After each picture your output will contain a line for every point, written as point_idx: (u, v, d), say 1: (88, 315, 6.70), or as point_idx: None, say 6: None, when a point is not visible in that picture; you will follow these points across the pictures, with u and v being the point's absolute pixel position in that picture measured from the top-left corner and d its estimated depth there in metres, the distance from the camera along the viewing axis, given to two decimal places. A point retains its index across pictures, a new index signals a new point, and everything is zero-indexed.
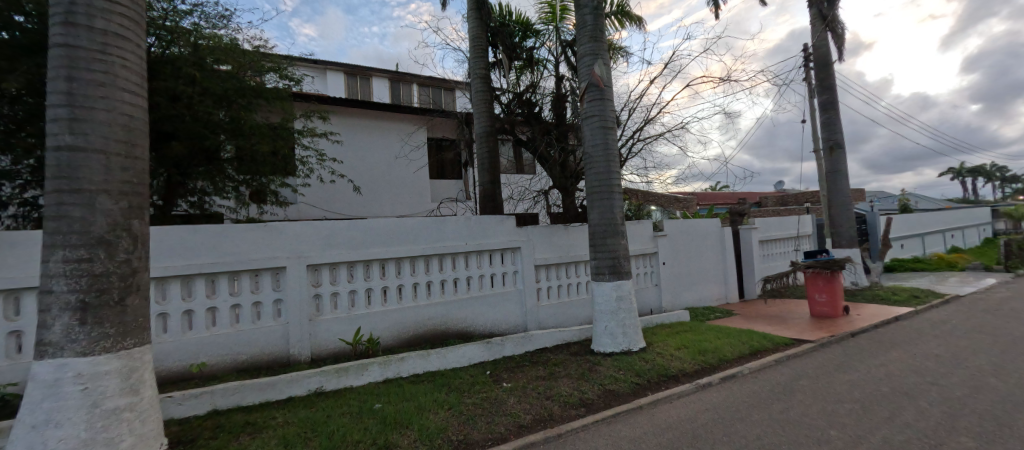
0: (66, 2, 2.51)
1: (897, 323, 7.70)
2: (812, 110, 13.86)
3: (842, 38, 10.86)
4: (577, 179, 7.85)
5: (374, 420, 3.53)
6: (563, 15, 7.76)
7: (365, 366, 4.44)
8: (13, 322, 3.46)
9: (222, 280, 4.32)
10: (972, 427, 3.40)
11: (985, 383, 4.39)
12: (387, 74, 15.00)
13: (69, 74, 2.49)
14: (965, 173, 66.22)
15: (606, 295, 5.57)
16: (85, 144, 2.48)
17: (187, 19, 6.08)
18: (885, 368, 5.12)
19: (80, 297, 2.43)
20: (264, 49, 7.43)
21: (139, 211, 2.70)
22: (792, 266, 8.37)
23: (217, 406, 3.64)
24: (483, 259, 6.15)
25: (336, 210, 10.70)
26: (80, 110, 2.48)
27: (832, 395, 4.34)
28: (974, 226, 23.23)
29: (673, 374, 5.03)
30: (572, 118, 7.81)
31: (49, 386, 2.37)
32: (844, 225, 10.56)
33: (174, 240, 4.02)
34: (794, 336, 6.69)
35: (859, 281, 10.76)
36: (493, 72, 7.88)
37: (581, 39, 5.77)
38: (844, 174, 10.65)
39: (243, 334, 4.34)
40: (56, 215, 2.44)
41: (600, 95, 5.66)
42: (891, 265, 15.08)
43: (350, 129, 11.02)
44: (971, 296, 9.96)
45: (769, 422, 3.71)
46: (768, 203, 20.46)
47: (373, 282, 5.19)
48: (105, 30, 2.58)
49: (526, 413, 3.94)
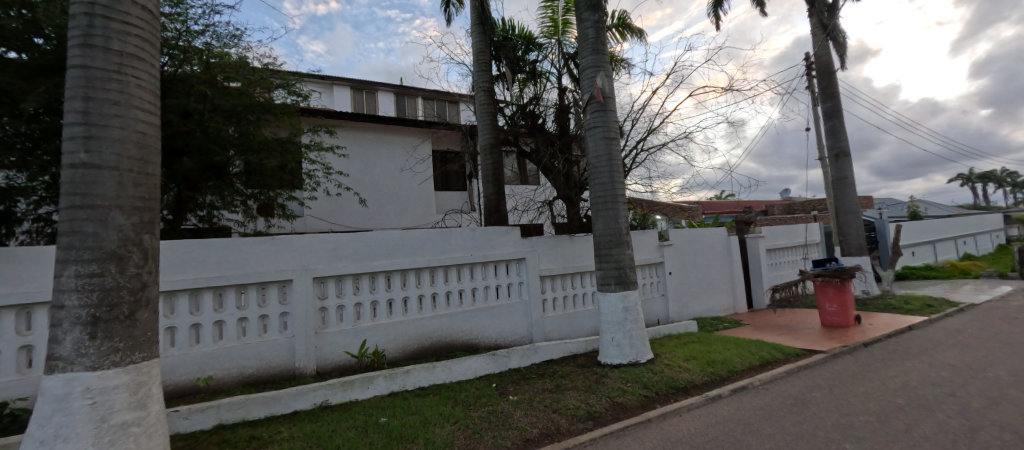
0: (84, 25, 2.59)
1: (911, 332, 7.55)
2: (814, 118, 13.94)
3: (843, 47, 10.91)
4: (581, 189, 7.91)
5: (380, 434, 3.52)
6: (564, 29, 7.90)
7: (370, 379, 4.42)
8: (25, 336, 3.52)
9: (229, 293, 4.36)
10: (993, 440, 3.30)
11: (1004, 395, 4.27)
12: (393, 88, 15.21)
13: (86, 94, 2.56)
14: (974, 179, 65.71)
15: (613, 306, 5.53)
16: (100, 162, 2.54)
17: (199, 38, 6.23)
18: (900, 379, 5.01)
19: (91, 312, 2.45)
20: (273, 65, 7.57)
21: (150, 225, 2.74)
22: (801, 275, 8.25)
23: (223, 421, 3.64)
24: (488, 269, 6.14)
25: (342, 223, 10.81)
26: (96, 128, 2.55)
27: (847, 407, 4.24)
28: (986, 232, 22.91)
29: (682, 386, 4.97)
30: (575, 129, 7.87)
31: (59, 400, 2.39)
32: (852, 232, 10.47)
33: (183, 254, 4.08)
34: (806, 347, 6.59)
35: (870, 290, 10.58)
36: (497, 85, 7.99)
37: (583, 52, 5.84)
38: (851, 181, 10.59)
39: (250, 347, 4.37)
40: (69, 231, 2.48)
41: (602, 106, 5.68)
42: (902, 273, 14.91)
43: (356, 143, 11.17)
44: (986, 304, 9.77)
45: (782, 436, 3.64)
46: (774, 211, 20.41)
47: (378, 294, 5.22)
48: (121, 51, 2.66)
49: (532, 427, 3.89)
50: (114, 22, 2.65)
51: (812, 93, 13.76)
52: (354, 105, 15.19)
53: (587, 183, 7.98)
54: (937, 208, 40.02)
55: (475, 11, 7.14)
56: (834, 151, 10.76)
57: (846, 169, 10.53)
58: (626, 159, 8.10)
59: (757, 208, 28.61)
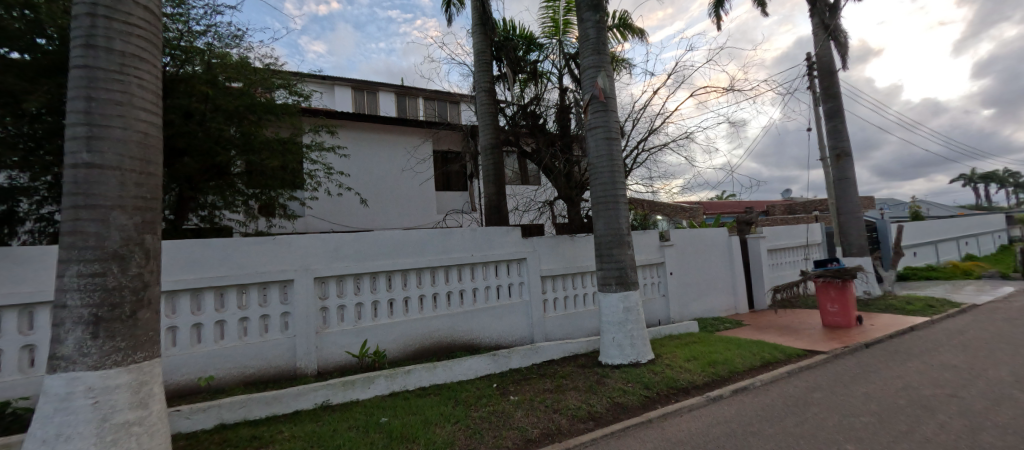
0: (86, 25, 2.60)
1: (912, 332, 7.54)
2: (816, 119, 13.91)
3: (845, 47, 10.89)
4: (582, 189, 7.91)
5: (381, 434, 3.52)
6: (565, 29, 7.90)
7: (371, 379, 4.43)
8: (27, 336, 3.54)
9: (231, 293, 4.38)
10: (995, 441, 3.30)
11: (1006, 396, 4.26)
12: (394, 88, 15.21)
13: (88, 94, 2.57)
14: (976, 179, 65.55)
15: (614, 307, 5.53)
16: (102, 162, 2.55)
17: (201, 39, 6.24)
18: (902, 380, 5.00)
19: (93, 312, 2.46)
20: (274, 65, 7.58)
21: (152, 225, 2.75)
22: (802, 275, 8.21)
23: (224, 420, 3.65)
24: (489, 270, 6.14)
25: (343, 223, 10.82)
26: (98, 128, 2.56)
27: (848, 408, 4.24)
28: (988, 232, 22.82)
29: (683, 386, 4.97)
30: (576, 130, 7.88)
31: (60, 400, 2.39)
32: (854, 233, 10.45)
33: (185, 254, 4.08)
34: (808, 348, 6.58)
35: (872, 290, 10.56)
36: (498, 86, 7.99)
37: (585, 52, 5.83)
38: (852, 182, 10.57)
39: (252, 347, 4.38)
40: (71, 231, 2.49)
41: (603, 107, 5.68)
42: (903, 274, 14.89)
43: (357, 143, 11.18)
44: (989, 305, 9.75)
45: (783, 437, 3.64)
46: (776, 211, 20.37)
47: (379, 295, 5.22)
48: (123, 51, 2.66)
49: (533, 427, 3.90)
50: (116, 23, 2.66)
51: (814, 94, 13.73)
52: (355, 105, 15.21)
53: (588, 183, 7.97)
54: (940, 209, 39.91)
55: (476, 11, 7.14)
56: (835, 152, 10.74)
57: (848, 169, 10.51)
58: (627, 159, 8.10)
59: (758, 208, 28.57)
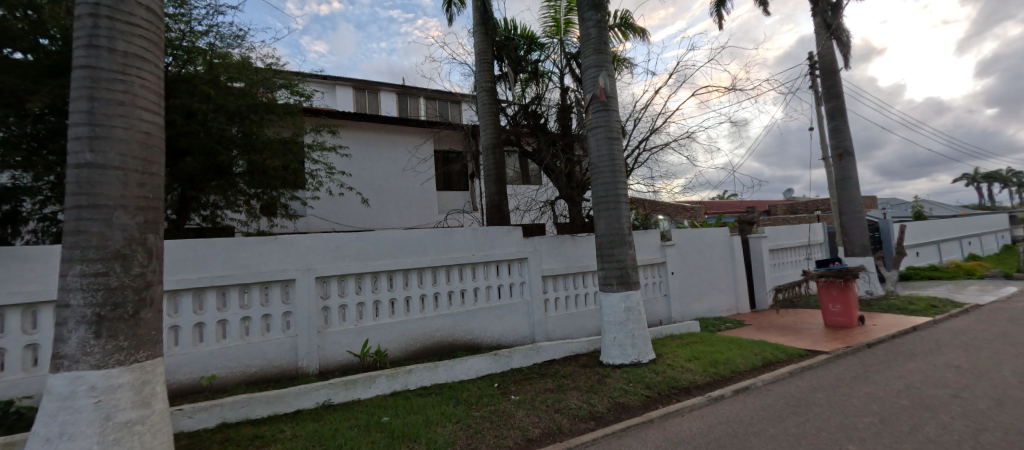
0: (89, 26, 2.61)
1: (915, 332, 7.52)
2: (818, 118, 13.87)
3: (847, 46, 10.85)
4: (583, 189, 7.90)
5: (382, 433, 3.53)
6: (567, 28, 7.89)
7: (372, 379, 4.43)
8: (30, 335, 3.55)
9: (233, 293, 4.39)
10: (998, 442, 3.28)
11: (1009, 396, 4.25)
12: (395, 88, 15.22)
13: (91, 94, 2.58)
14: (979, 179, 65.33)
15: (615, 306, 5.52)
16: (105, 161, 2.55)
17: (203, 38, 6.25)
18: (904, 380, 4.99)
19: (96, 311, 2.47)
20: (276, 65, 7.59)
21: (155, 225, 2.76)
22: (804, 275, 8.18)
23: (226, 419, 3.66)
24: (490, 269, 6.14)
25: (345, 223, 10.84)
26: (101, 128, 2.57)
27: (850, 408, 4.23)
28: (992, 232, 22.73)
29: (684, 386, 4.97)
30: (577, 129, 7.88)
31: (63, 399, 2.40)
32: (856, 232, 10.42)
33: (187, 254, 4.10)
34: (809, 348, 6.57)
35: (874, 290, 10.54)
36: (499, 85, 7.99)
37: (586, 52, 5.82)
38: (854, 181, 10.53)
39: (253, 346, 4.39)
40: (74, 230, 2.50)
41: (604, 106, 5.67)
42: (906, 274, 14.86)
43: (358, 143, 11.19)
44: (992, 305, 9.72)
45: (784, 437, 3.63)
46: (778, 211, 20.33)
47: (380, 294, 5.23)
48: (125, 51, 2.67)
49: (534, 427, 3.90)
50: (118, 23, 2.67)
51: (816, 93, 13.70)
52: (357, 106, 15.21)
53: (589, 182, 7.96)
54: (942, 208, 39.78)
55: (478, 11, 7.14)
56: (837, 151, 10.71)
57: (850, 169, 10.47)
58: (629, 158, 8.10)
59: (760, 208, 28.52)
